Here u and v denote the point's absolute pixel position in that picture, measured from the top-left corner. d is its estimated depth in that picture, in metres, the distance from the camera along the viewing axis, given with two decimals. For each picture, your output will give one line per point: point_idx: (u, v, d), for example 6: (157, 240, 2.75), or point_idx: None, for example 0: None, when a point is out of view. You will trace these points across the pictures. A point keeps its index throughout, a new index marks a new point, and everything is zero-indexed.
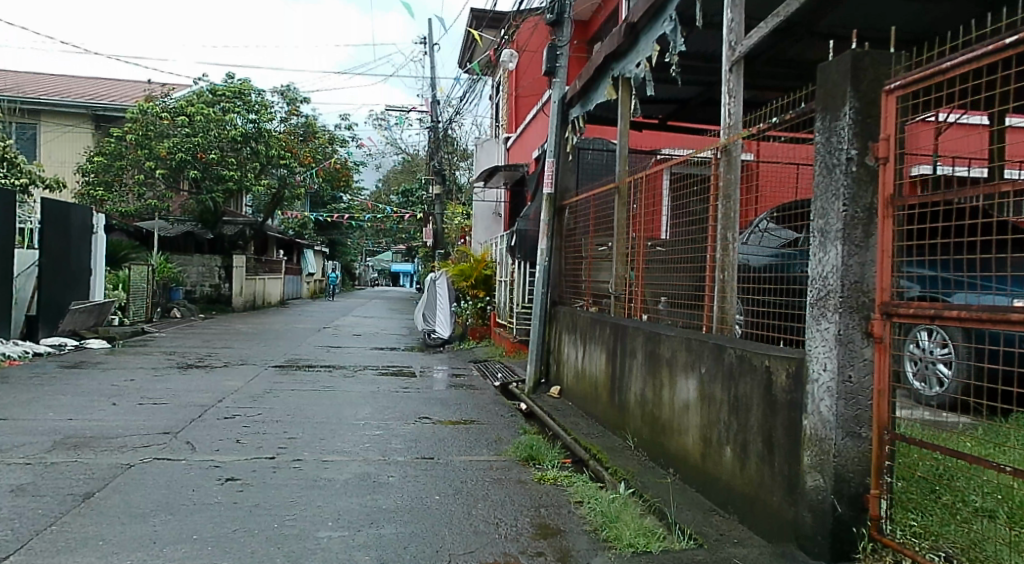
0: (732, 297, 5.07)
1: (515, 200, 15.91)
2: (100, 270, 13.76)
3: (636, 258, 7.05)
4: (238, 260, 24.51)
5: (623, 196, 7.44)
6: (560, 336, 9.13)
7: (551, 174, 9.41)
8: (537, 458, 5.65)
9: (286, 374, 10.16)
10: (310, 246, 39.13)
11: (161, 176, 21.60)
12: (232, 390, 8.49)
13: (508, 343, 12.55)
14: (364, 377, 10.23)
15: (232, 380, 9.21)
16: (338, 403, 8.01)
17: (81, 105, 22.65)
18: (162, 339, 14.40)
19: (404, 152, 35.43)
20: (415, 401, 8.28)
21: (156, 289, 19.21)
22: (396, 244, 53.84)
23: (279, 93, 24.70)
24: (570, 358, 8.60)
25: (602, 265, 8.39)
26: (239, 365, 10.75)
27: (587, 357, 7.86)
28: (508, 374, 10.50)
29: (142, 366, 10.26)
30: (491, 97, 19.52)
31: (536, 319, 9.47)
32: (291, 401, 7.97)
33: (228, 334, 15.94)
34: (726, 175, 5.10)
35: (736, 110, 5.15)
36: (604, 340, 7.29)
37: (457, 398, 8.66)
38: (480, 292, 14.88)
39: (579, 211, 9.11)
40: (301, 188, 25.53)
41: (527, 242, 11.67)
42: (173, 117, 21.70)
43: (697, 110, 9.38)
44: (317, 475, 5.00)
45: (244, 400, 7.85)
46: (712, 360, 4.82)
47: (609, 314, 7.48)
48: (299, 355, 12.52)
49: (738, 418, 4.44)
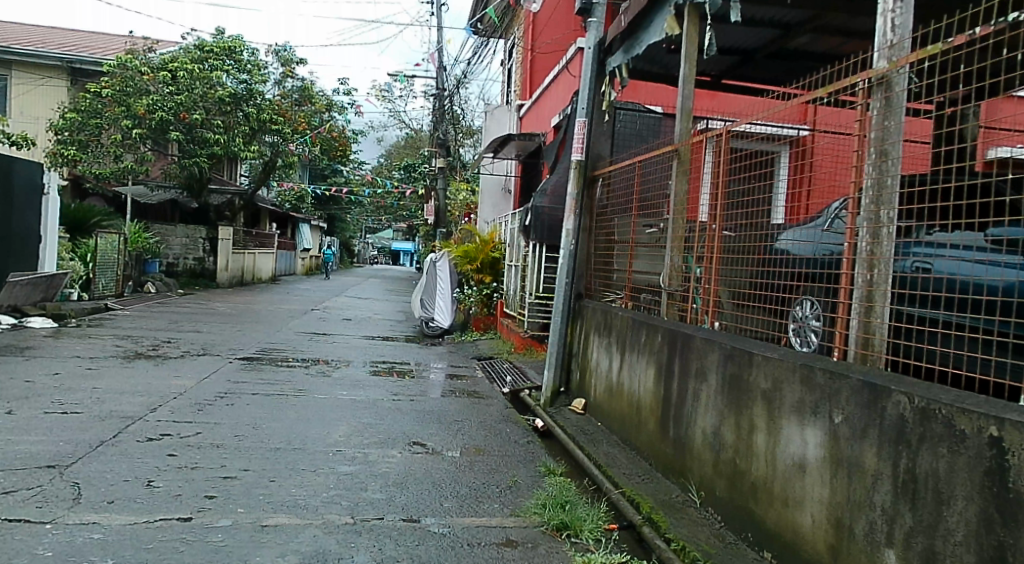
0: (882, 306, 3.34)
1: (529, 173, 14.20)
2: (51, 236, 12.38)
3: (706, 243, 5.30)
4: (225, 232, 22.77)
5: (682, 164, 5.74)
6: (588, 337, 7.44)
7: (583, 137, 7.68)
8: (572, 528, 3.94)
9: (251, 370, 8.45)
10: (306, 220, 37.35)
11: (139, 136, 19.88)
12: (175, 393, 6.79)
13: (517, 338, 10.84)
14: (346, 376, 8.52)
15: (180, 379, 7.50)
16: (306, 416, 6.32)
17: (55, 56, 20.97)
18: (122, 318, 12.69)
19: (408, 127, 33.53)
20: (405, 415, 6.58)
21: (128, 260, 17.56)
22: (397, 221, 51.89)
23: (273, 53, 22.98)
24: (600, 367, 6.93)
25: (653, 256, 6.71)
26: (198, 357, 9.04)
27: (626, 367, 6.17)
28: (519, 380, 8.78)
29: (82, 355, 8.61)
30: (502, 62, 17.75)
31: (558, 315, 7.78)
32: (248, 411, 6.28)
33: (201, 314, 14.23)
34: (880, 119, 3.43)
35: (904, 19, 3.44)
36: (652, 351, 5.63)
37: (457, 411, 6.95)
38: (485, 278, 13.16)
39: (616, 182, 7.44)
40: (294, 156, 23.78)
41: (544, 222, 10.04)
42: (156, 73, 20.03)
43: (761, 63, 7.75)
44: (244, 558, 3.30)
45: (185, 409, 6.15)
46: (857, 407, 3.12)
47: (658, 317, 5.81)
48: (276, 343, 10.84)
49: (913, 509, 2.78)
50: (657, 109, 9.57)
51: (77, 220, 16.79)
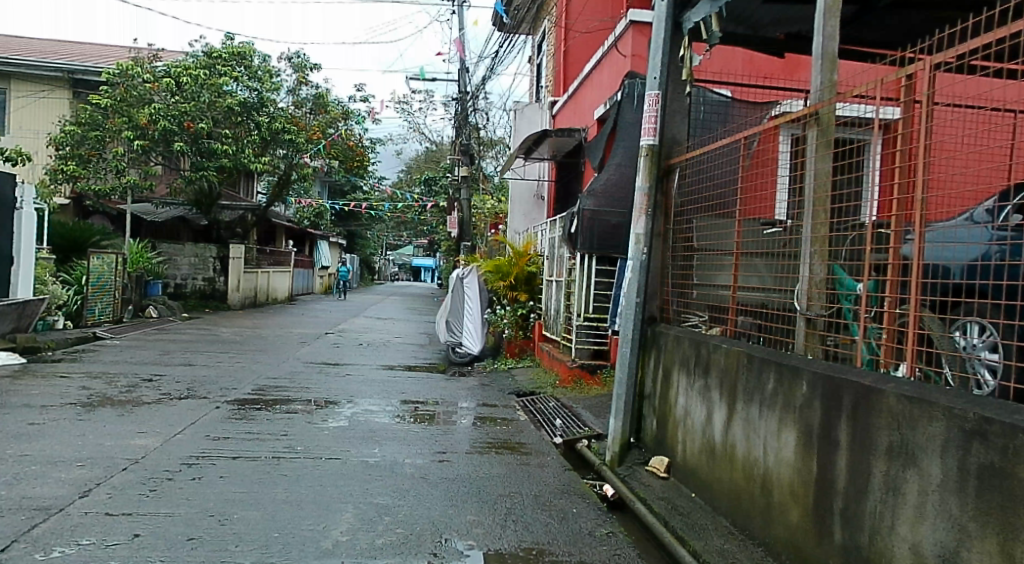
0: None
1: (566, 176, 12.63)
2: (26, 258, 10.88)
3: (884, 248, 3.55)
4: (236, 250, 21.35)
5: (823, 135, 4.07)
6: (666, 375, 5.75)
7: (656, 115, 5.98)
8: None
9: (241, 419, 6.79)
10: (324, 236, 35.86)
11: (140, 147, 18.47)
12: (128, 461, 5.13)
13: (563, 367, 9.12)
14: (359, 424, 6.84)
15: (145, 437, 5.85)
16: (298, 494, 4.63)
17: (53, 66, 19.67)
18: (107, 350, 11.11)
19: (428, 138, 31.96)
20: (432, 489, 4.88)
21: (127, 282, 16.10)
22: (419, 236, 50.21)
23: (286, 60, 21.58)
24: (690, 418, 5.21)
25: (761, 266, 5.20)
26: (179, 402, 7.40)
27: (737, 422, 4.47)
28: (572, 425, 7.05)
29: (33, 402, 6.99)
30: (532, 58, 16.15)
31: (626, 345, 6.01)
32: (220, 491, 4.60)
33: (200, 342, 12.64)
34: None
35: None
36: (787, 403, 3.93)
37: (501, 478, 5.25)
38: (520, 296, 11.44)
39: (704, 172, 5.77)
40: (309, 168, 22.24)
41: (595, 229, 8.51)
42: (158, 81, 18.66)
43: (882, 15, 6.09)
44: None
45: (133, 490, 4.48)
46: None
47: (788, 354, 4.10)
48: (278, 380, 9.17)
49: None
50: (723, 92, 7.92)
51: (71, 240, 15.38)
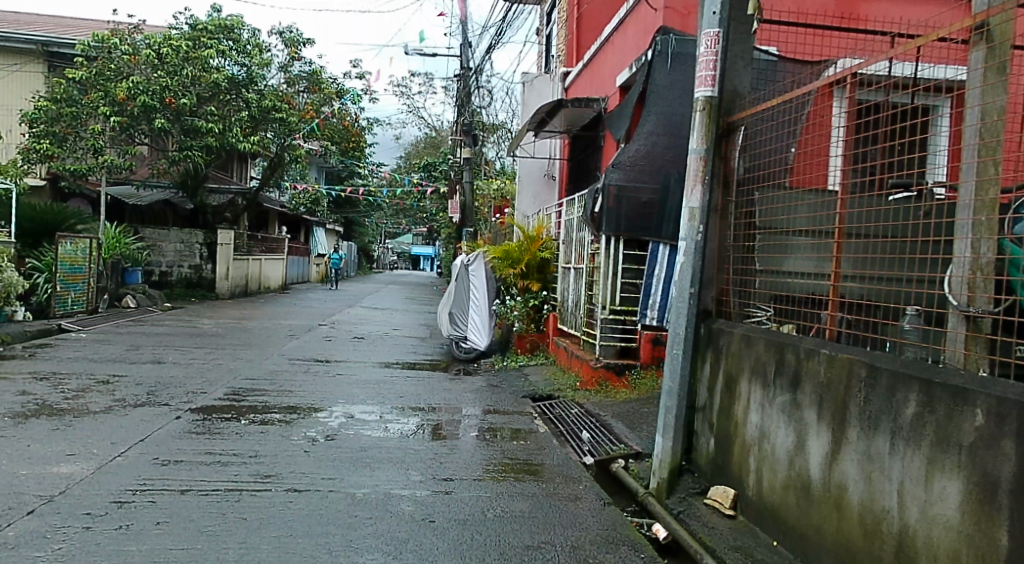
0: None
1: (581, 152, 11.43)
2: None
3: None
4: (225, 235, 20.21)
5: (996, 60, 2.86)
6: (728, 384, 4.57)
7: (715, 59, 4.73)
8: None
9: (204, 433, 5.62)
10: (319, 223, 34.58)
11: (118, 125, 17.24)
12: (39, 500, 3.95)
13: (583, 365, 7.94)
14: (346, 440, 5.67)
15: (76, 461, 4.69)
16: (257, 550, 3.46)
17: (27, 39, 18.40)
18: (69, 345, 9.92)
19: (426, 122, 30.64)
20: (437, 540, 3.71)
21: (102, 269, 14.91)
22: (418, 224, 48.93)
23: (277, 34, 20.33)
24: (767, 443, 4.03)
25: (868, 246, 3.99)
26: (132, 411, 6.23)
27: (852, 454, 3.29)
28: (603, 440, 5.87)
29: None
30: (541, 29, 14.90)
31: (676, 347, 4.79)
32: (146, 549, 3.41)
33: (176, 336, 11.44)
34: None
35: None
36: (945, 438, 2.78)
37: (523, 522, 4.05)
38: (533, 284, 10.19)
39: (779, 131, 4.56)
40: (302, 149, 21.00)
41: (628, 207, 7.35)
42: (139, 54, 17.40)
43: None
44: None
45: (30, 549, 3.31)
46: None
47: (936, 365, 2.93)
48: (257, 381, 7.97)
49: None
50: (772, 50, 6.73)
51: (41, 224, 14.18)
